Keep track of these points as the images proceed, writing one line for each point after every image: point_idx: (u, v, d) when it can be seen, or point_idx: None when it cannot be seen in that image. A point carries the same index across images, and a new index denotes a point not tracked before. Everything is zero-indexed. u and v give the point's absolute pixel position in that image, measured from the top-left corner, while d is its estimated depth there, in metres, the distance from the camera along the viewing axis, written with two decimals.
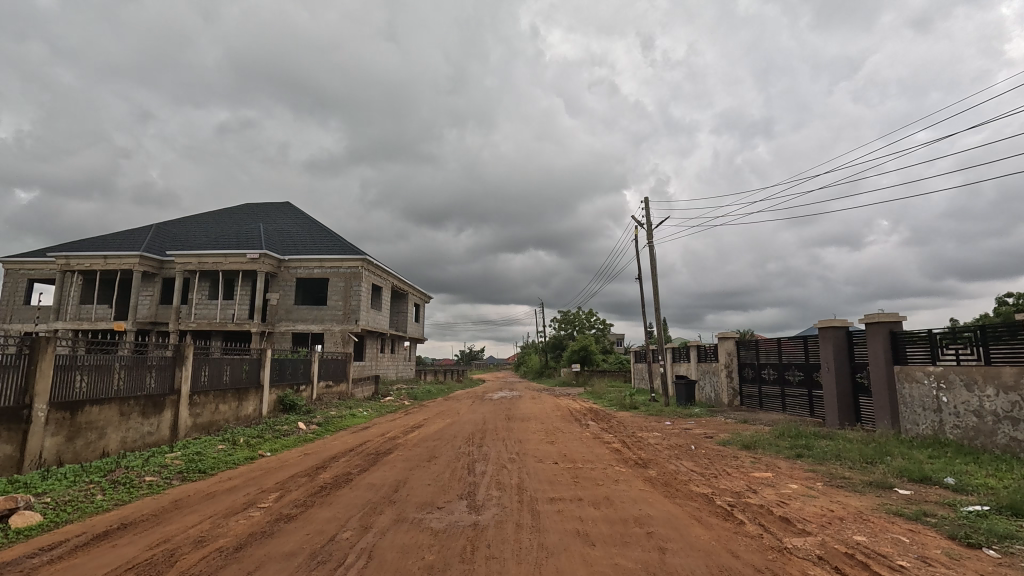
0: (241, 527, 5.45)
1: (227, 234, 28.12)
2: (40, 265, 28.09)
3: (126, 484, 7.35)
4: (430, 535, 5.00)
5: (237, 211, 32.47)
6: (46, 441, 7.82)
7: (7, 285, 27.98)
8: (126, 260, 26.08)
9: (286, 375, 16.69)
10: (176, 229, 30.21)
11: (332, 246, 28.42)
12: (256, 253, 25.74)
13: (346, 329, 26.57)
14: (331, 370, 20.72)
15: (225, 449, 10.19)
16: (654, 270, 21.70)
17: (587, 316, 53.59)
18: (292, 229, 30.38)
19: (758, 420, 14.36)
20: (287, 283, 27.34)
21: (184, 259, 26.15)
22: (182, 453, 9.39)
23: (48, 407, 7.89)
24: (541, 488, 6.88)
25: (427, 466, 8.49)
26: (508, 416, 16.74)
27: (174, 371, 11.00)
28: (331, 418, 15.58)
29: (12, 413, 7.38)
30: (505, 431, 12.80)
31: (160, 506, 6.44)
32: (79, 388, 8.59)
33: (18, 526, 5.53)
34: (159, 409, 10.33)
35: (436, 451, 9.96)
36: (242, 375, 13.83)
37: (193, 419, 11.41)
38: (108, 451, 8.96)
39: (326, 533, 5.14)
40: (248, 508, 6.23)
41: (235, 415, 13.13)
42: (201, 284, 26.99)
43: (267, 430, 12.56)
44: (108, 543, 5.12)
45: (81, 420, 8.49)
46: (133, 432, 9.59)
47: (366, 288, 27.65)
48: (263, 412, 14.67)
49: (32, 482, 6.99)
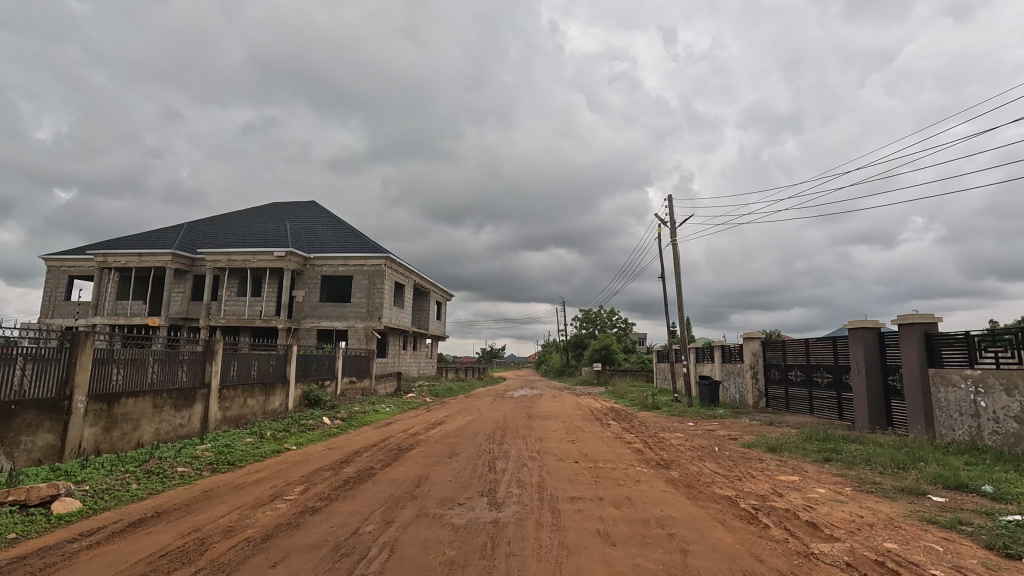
0: (269, 518, 5.61)
1: (256, 234, 28.84)
2: (80, 262, 29.17)
3: (159, 474, 7.61)
4: (451, 531, 5.05)
5: (264, 210, 33.12)
6: (86, 431, 8.17)
7: (50, 281, 29.24)
8: (160, 257, 26.94)
9: (312, 370, 17.01)
10: (207, 228, 30.99)
11: (355, 244, 28.83)
12: (283, 251, 26.27)
13: (369, 325, 26.94)
14: (356, 365, 21.07)
15: (253, 442, 10.47)
16: (677, 268, 21.29)
17: (608, 316, 52.89)
18: (318, 228, 30.94)
19: (784, 422, 14.05)
20: (313, 280, 27.85)
21: (215, 256, 26.88)
22: (213, 446, 9.68)
23: (87, 398, 8.23)
24: (561, 487, 6.86)
25: (449, 463, 8.58)
26: (529, 414, 16.76)
27: (206, 365, 11.33)
28: (355, 414, 15.85)
29: (54, 404, 7.73)
30: (526, 430, 12.75)
31: (191, 496, 6.66)
32: (115, 381, 8.91)
33: (60, 512, 5.79)
34: (190, 402, 10.66)
35: (458, 447, 10.05)
36: (270, 369, 14.13)
37: (223, 412, 11.76)
38: (143, 441, 9.33)
39: (350, 526, 5.24)
40: (275, 499, 6.38)
41: (262, 408, 13.49)
42: (230, 281, 27.57)
43: (294, 424, 12.87)
44: (143, 530, 5.32)
45: (118, 411, 8.83)
46: (167, 424, 9.95)
47: (389, 287, 28.02)
48: (289, 406, 15.01)
49: (72, 470, 7.30)
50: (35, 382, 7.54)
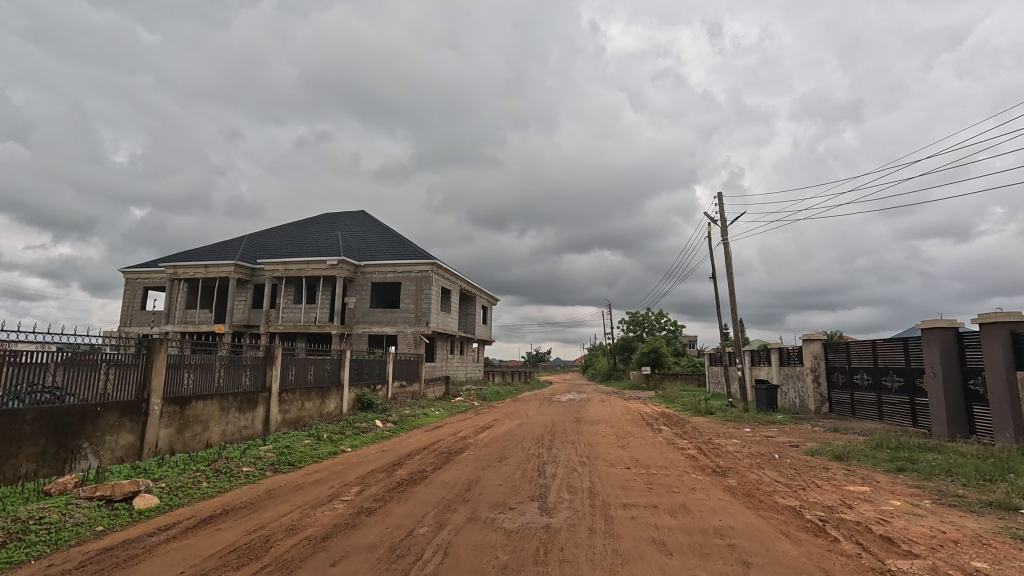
0: (328, 518, 5.81)
1: (310, 243, 30.12)
2: (154, 274, 31.38)
3: (227, 473, 8.05)
4: (503, 535, 5.05)
5: (317, 221, 34.52)
6: (161, 432, 8.76)
7: (128, 292, 31.60)
8: (224, 268, 28.58)
9: (364, 374, 17.52)
10: (265, 240, 32.61)
11: (403, 251, 29.56)
12: (335, 260, 27.30)
13: (418, 330, 27.52)
14: (406, 370, 21.55)
15: (311, 443, 10.89)
16: (729, 267, 20.54)
17: (656, 318, 51.66)
18: (367, 236, 31.93)
19: (851, 429, 13.24)
20: (363, 287, 28.74)
21: (273, 266, 28.24)
22: (274, 447, 10.15)
23: (162, 401, 8.82)
24: (613, 494, 6.72)
25: (498, 467, 8.60)
26: (577, 418, 16.59)
27: (267, 370, 11.91)
28: (406, 417, 16.20)
29: (134, 406, 8.33)
30: (575, 434, 12.61)
31: (256, 495, 6.98)
32: (186, 385, 9.50)
33: (140, 507, 6.21)
34: (253, 405, 11.23)
35: (507, 451, 10.06)
36: (325, 373, 14.68)
37: (283, 415, 12.32)
38: (212, 441, 9.91)
39: (404, 527, 5.33)
40: (332, 500, 6.60)
41: (319, 411, 14.02)
42: (287, 289, 28.88)
43: (348, 427, 13.30)
44: (213, 527, 5.63)
45: (189, 413, 9.42)
46: (232, 425, 10.52)
47: (436, 292, 28.53)
48: (343, 409, 15.53)
49: (150, 468, 7.83)
50: (116, 386, 8.15)
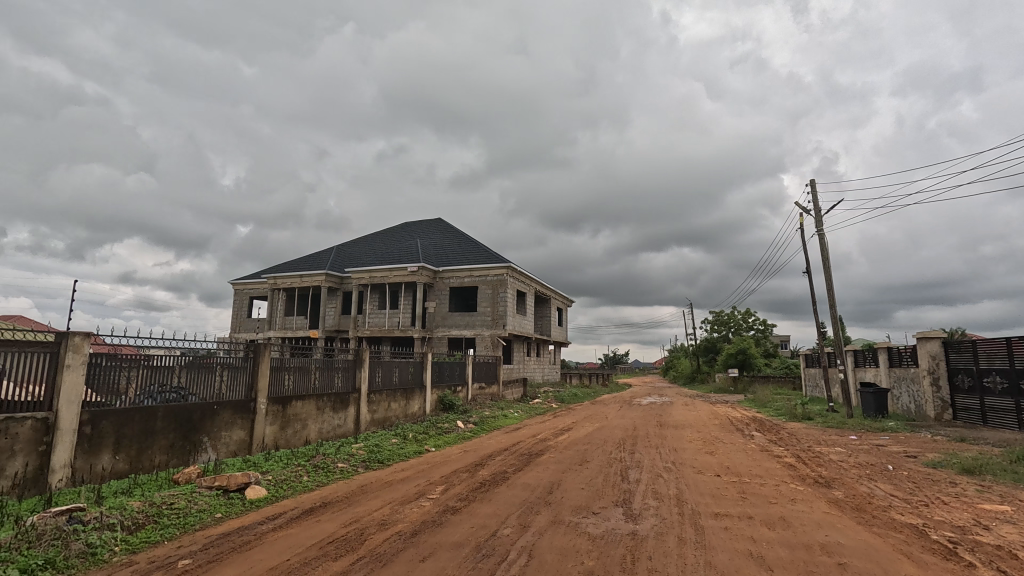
0: (416, 514, 6.03)
1: (392, 252, 31.64)
2: (257, 285, 34.46)
3: (324, 468, 8.62)
4: (588, 540, 4.96)
5: (397, 230, 36.21)
6: (267, 429, 9.57)
7: (236, 302, 34.96)
8: (316, 277, 30.76)
9: (445, 376, 18.07)
10: (352, 250, 34.71)
11: (479, 255, 30.20)
12: (415, 266, 28.47)
13: (495, 333, 27.98)
14: (484, 372, 21.95)
15: (398, 442, 11.40)
16: (825, 261, 18.89)
17: (743, 317, 48.70)
18: (444, 243, 32.98)
19: (982, 439, 11.65)
20: (442, 292, 29.70)
21: (359, 274, 29.98)
22: (365, 444, 10.74)
23: (267, 401, 9.64)
24: (703, 502, 6.39)
25: (580, 470, 8.49)
26: (660, 422, 16.01)
27: (356, 372, 12.63)
28: (486, 418, 16.49)
29: (244, 405, 9.17)
30: (658, 439, 12.17)
31: (350, 490, 7.41)
32: (287, 386, 10.32)
33: (251, 497, 6.81)
34: (345, 405, 11.95)
35: (588, 455, 9.91)
36: (409, 376, 15.32)
37: (372, 415, 13.01)
38: (310, 438, 10.67)
39: (488, 527, 5.40)
40: (419, 497, 6.84)
41: (404, 412, 14.64)
42: (372, 296, 30.52)
43: (432, 427, 13.76)
44: (313, 518, 6.04)
45: (290, 412, 10.21)
46: (328, 424, 11.26)
47: (512, 295, 28.85)
48: (427, 410, 16.11)
49: (259, 462, 8.57)
50: (229, 387, 9.01)
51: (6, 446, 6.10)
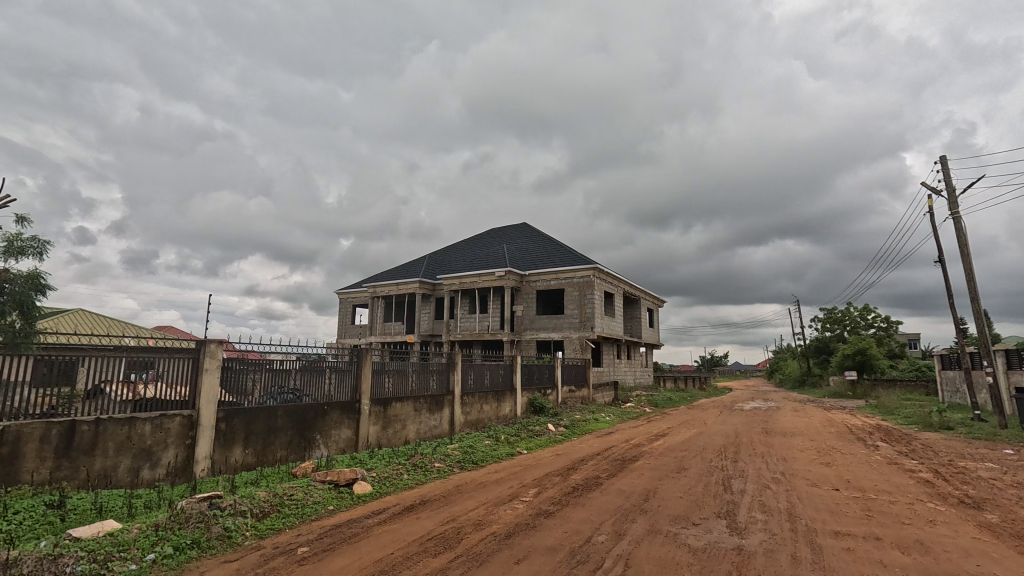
0: (510, 516, 6.11)
1: (480, 258, 32.52)
2: (359, 293, 37.08)
3: (423, 467, 9.03)
4: (688, 553, 4.71)
5: (485, 236, 37.15)
6: (371, 428, 10.23)
7: (342, 309, 37.87)
8: (411, 285, 32.44)
9: (535, 379, 18.18)
10: (442, 257, 36.18)
11: (565, 258, 30.08)
12: (502, 271, 29.02)
13: (583, 335, 27.70)
14: (574, 375, 21.79)
15: (491, 444, 11.64)
16: (963, 247, 16.47)
17: (861, 314, 43.88)
18: (530, 246, 33.27)
19: None
20: (529, 295, 29.96)
21: (449, 280, 31.16)
22: (460, 445, 11.10)
23: (370, 402, 10.31)
24: (820, 519, 5.81)
25: (677, 478, 8.12)
26: (765, 429, 14.87)
27: (450, 375, 13.10)
28: (577, 421, 16.34)
29: (350, 405, 9.88)
30: (764, 447, 11.30)
31: (447, 489, 7.69)
32: (387, 388, 10.96)
33: (359, 492, 7.32)
34: (441, 406, 12.45)
35: (686, 462, 9.44)
36: (500, 378, 15.61)
37: (465, 416, 13.43)
38: (409, 438, 11.25)
39: (582, 533, 5.33)
40: (513, 499, 6.93)
41: (496, 414, 14.95)
42: (462, 301, 31.55)
43: (523, 429, 13.91)
44: (414, 515, 6.34)
45: (390, 412, 10.84)
46: (425, 424, 11.80)
47: (599, 297, 28.40)
48: (518, 412, 16.31)
49: (364, 459, 9.19)
50: (337, 388, 9.76)
51: (161, 438, 7.10)
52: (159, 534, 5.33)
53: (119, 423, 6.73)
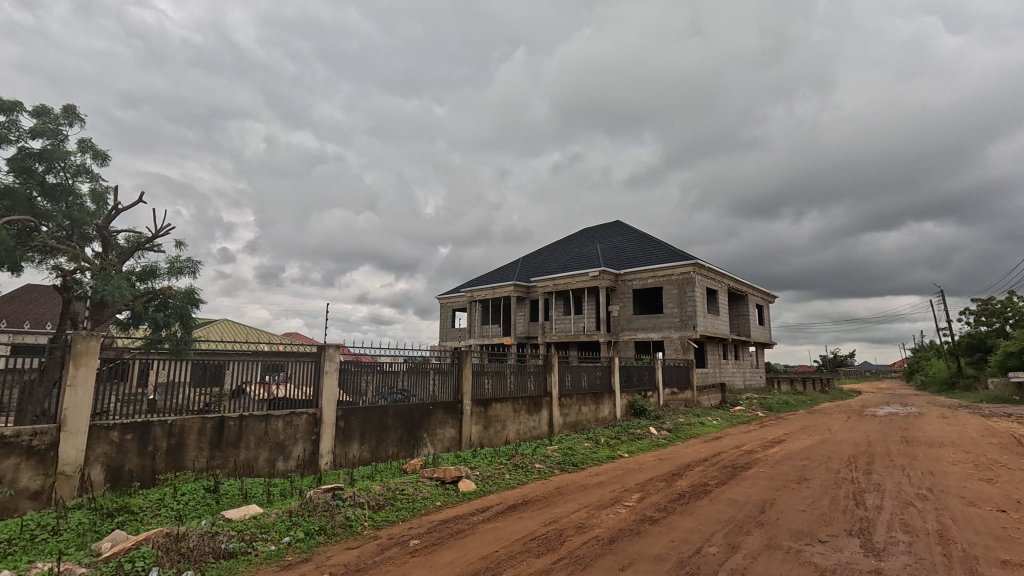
0: (613, 521, 5.99)
1: (574, 259, 32.35)
2: (458, 298, 38.59)
3: (524, 467, 9.16)
4: (813, 572, 4.29)
5: (577, 236, 36.89)
6: (473, 428, 10.61)
7: (442, 314, 39.68)
8: (506, 288, 33.13)
9: (634, 381, 17.67)
10: (536, 260, 36.53)
11: (662, 255, 28.94)
12: (596, 271, 28.62)
13: (685, 335, 26.44)
14: (676, 376, 20.85)
15: (591, 446, 11.51)
16: None
17: None
18: (624, 245, 32.43)
19: None
20: (625, 295, 29.21)
21: (544, 282, 31.36)
22: (559, 447, 11.11)
23: (471, 402, 10.68)
24: (981, 544, 4.99)
25: (798, 489, 7.44)
26: (905, 437, 13.11)
27: (547, 376, 13.15)
28: (681, 425, 15.61)
29: (453, 406, 10.32)
30: (903, 458, 9.97)
31: (548, 490, 7.73)
32: (487, 389, 11.28)
33: (464, 490, 7.60)
34: (539, 408, 12.56)
35: (808, 472, 8.61)
36: (598, 380, 15.37)
37: (564, 418, 13.42)
38: (510, 438, 11.49)
39: (691, 543, 5.07)
40: (615, 503, 6.78)
41: (595, 416, 14.76)
42: (557, 302, 31.58)
43: (624, 432, 13.58)
44: (517, 514, 6.46)
45: (491, 413, 11.15)
46: (524, 425, 11.98)
47: (701, 294, 26.92)
48: (617, 415, 15.96)
49: (468, 458, 9.53)
50: (440, 389, 10.24)
51: (291, 433, 7.93)
52: (292, 519, 5.95)
53: (258, 419, 7.62)
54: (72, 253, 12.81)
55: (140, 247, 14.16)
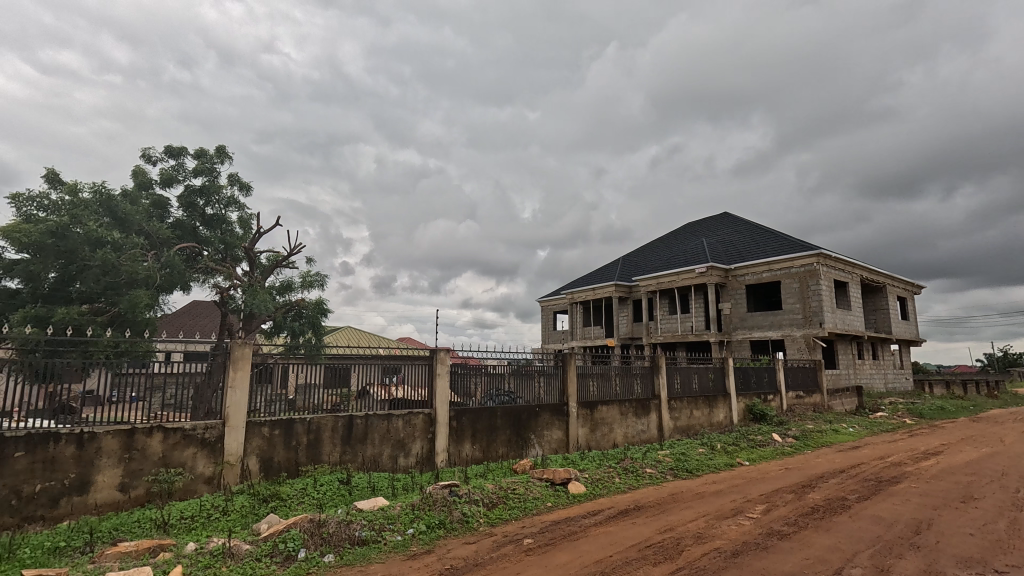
0: (735, 533, 5.62)
1: (678, 255, 30.91)
2: (559, 300, 38.68)
3: (634, 472, 8.92)
4: None
5: (681, 232, 35.20)
6: (579, 430, 10.58)
7: (544, 317, 40.03)
8: (607, 289, 32.56)
9: (752, 384, 16.41)
10: (637, 258, 35.47)
11: (778, 246, 26.61)
12: (704, 267, 27.10)
13: (810, 333, 24.07)
14: (801, 379, 19.01)
15: (706, 452, 10.89)
16: None
17: None
18: (734, 237, 30.31)
19: None
20: (737, 291, 27.28)
21: (646, 281, 30.36)
22: (671, 452, 10.67)
23: (577, 404, 10.65)
24: None
25: (963, 509, 6.41)
26: None
27: (655, 378, 12.69)
28: (810, 432, 14.19)
29: (558, 407, 10.37)
30: None
31: (662, 496, 7.45)
32: (592, 391, 11.17)
33: (574, 492, 7.60)
34: (647, 411, 12.18)
35: (976, 490, 7.38)
36: (710, 383, 14.52)
37: (674, 422, 12.87)
38: (618, 442, 11.28)
39: (829, 563, 4.59)
40: (737, 515, 6.36)
41: (708, 420, 13.97)
42: (662, 301, 30.36)
43: (742, 438, 12.67)
44: (630, 520, 6.31)
45: (597, 415, 11.03)
46: (632, 429, 11.69)
47: (828, 287, 24.31)
48: (734, 420, 14.94)
49: (576, 460, 9.51)
50: (546, 391, 10.34)
51: (410, 432, 8.50)
52: (415, 512, 6.37)
53: (380, 418, 8.27)
54: (226, 272, 14.91)
55: (278, 265, 16.09)
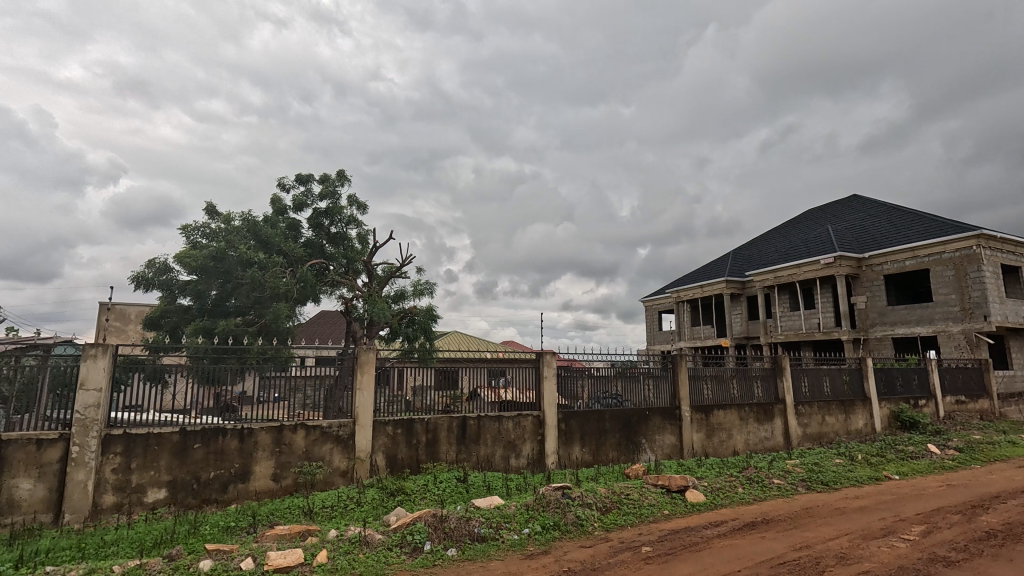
0: (888, 555, 4.98)
1: (798, 246, 28.21)
2: (664, 299, 37.12)
3: (759, 481, 8.27)
4: None
5: (801, 220, 32.07)
6: (694, 435, 10.08)
7: (649, 317, 38.66)
8: (717, 286, 30.63)
9: (898, 387, 14.43)
10: (750, 252, 32.96)
11: (924, 229, 23.18)
12: (830, 257, 24.46)
13: (971, 329, 20.66)
14: (962, 381, 16.37)
15: (844, 463, 9.77)
16: None
17: None
18: (867, 222, 26.96)
19: None
20: (873, 282, 24.22)
21: (762, 276, 28.10)
22: (802, 462, 9.74)
23: (690, 408, 10.15)
24: None
25: None
26: None
27: (778, 381, 11.67)
28: (978, 443, 12.14)
29: (670, 411, 9.96)
30: None
31: (794, 510, 6.83)
32: (707, 395, 10.57)
33: (692, 500, 7.24)
34: (771, 417, 11.25)
35: None
36: (845, 386, 13.03)
37: (803, 428, 11.76)
38: (738, 449, 10.56)
39: None
40: (889, 535, 5.62)
41: (845, 428, 12.55)
42: (781, 297, 27.88)
43: (888, 449, 11.21)
44: (758, 533, 5.86)
45: (713, 420, 10.43)
46: (754, 435, 10.87)
47: (993, 273, 20.68)
48: (876, 427, 13.27)
49: (693, 467, 9.05)
50: (656, 394, 9.99)
51: (520, 433, 8.68)
52: (530, 513, 6.48)
53: (492, 419, 8.55)
54: (349, 284, 16.36)
55: (392, 276, 17.31)
